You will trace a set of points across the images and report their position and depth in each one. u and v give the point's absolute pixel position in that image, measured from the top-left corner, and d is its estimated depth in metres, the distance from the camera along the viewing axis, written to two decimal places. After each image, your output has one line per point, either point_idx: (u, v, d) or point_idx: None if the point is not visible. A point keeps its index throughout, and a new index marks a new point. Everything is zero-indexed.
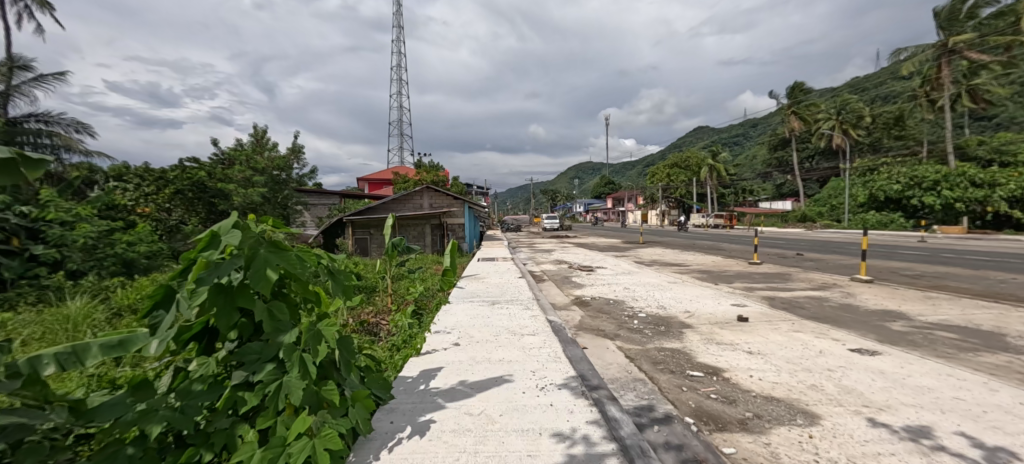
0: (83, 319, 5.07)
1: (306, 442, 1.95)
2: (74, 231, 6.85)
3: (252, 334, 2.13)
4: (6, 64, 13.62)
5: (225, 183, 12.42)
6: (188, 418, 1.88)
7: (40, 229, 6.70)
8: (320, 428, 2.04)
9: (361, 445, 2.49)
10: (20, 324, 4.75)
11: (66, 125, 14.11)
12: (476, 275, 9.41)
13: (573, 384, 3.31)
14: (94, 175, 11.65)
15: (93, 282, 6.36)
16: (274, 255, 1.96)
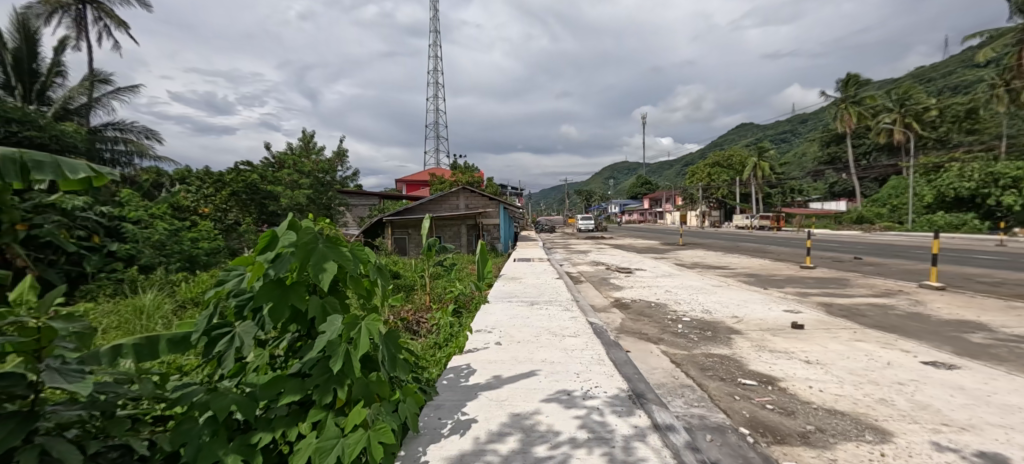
0: (154, 309, 5.45)
1: (362, 434, 2.02)
2: (148, 230, 7.41)
3: (309, 327, 2.26)
4: (88, 79, 14.98)
5: (275, 186, 13.15)
6: (255, 402, 2.02)
7: (116, 227, 7.36)
8: (375, 421, 2.10)
9: (411, 439, 2.57)
10: (101, 314, 5.17)
11: (137, 133, 15.30)
12: (513, 276, 9.41)
13: (572, 392, 3.20)
14: (161, 178, 12.58)
15: (162, 276, 6.82)
16: (328, 250, 2.10)
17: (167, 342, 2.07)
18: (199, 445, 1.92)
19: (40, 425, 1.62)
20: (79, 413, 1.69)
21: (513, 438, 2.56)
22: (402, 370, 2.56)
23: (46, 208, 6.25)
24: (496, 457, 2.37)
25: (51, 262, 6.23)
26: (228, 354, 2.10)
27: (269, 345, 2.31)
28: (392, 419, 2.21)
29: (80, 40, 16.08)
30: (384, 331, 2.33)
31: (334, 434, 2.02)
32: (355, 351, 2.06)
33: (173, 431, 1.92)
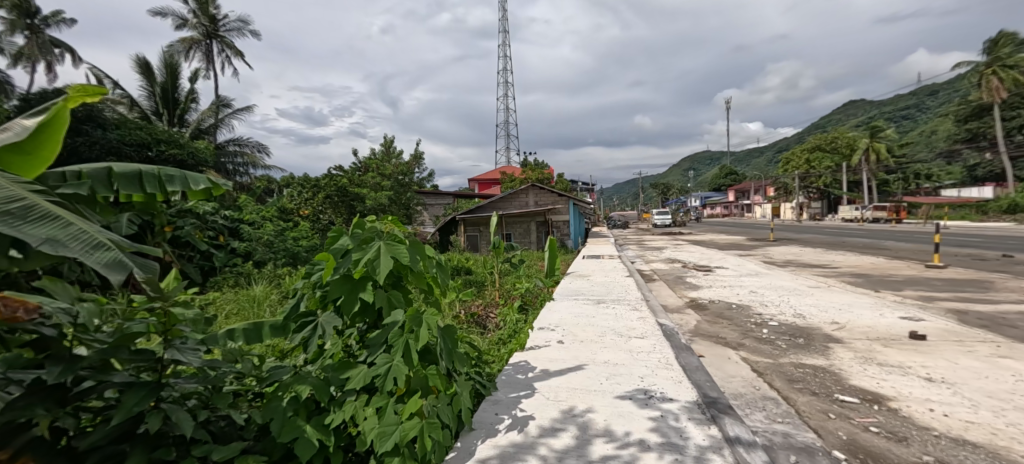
0: (264, 298, 6.05)
1: (418, 423, 2.00)
2: (262, 230, 8.29)
3: (375, 319, 2.30)
4: (216, 103, 17.32)
5: (360, 187, 13.89)
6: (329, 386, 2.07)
7: (237, 228, 8.40)
8: (431, 412, 2.08)
9: (467, 432, 2.54)
10: (224, 302, 5.83)
11: (252, 148, 17.34)
12: (582, 273, 9.16)
13: (633, 395, 2.97)
14: (272, 186, 14.14)
15: (271, 270, 7.54)
16: (389, 246, 2.14)
17: (268, 328, 2.22)
18: (284, 419, 1.93)
19: (167, 392, 1.77)
20: (197, 386, 1.83)
21: (567, 434, 2.47)
22: (461, 365, 2.54)
23: (186, 213, 7.34)
24: (548, 453, 2.29)
25: (190, 258, 7.27)
26: (311, 339, 2.20)
27: (342, 334, 2.38)
28: (447, 413, 2.18)
29: (210, 70, 18.66)
30: (442, 325, 2.33)
31: (394, 419, 1.98)
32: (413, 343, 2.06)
33: (263, 406, 1.96)
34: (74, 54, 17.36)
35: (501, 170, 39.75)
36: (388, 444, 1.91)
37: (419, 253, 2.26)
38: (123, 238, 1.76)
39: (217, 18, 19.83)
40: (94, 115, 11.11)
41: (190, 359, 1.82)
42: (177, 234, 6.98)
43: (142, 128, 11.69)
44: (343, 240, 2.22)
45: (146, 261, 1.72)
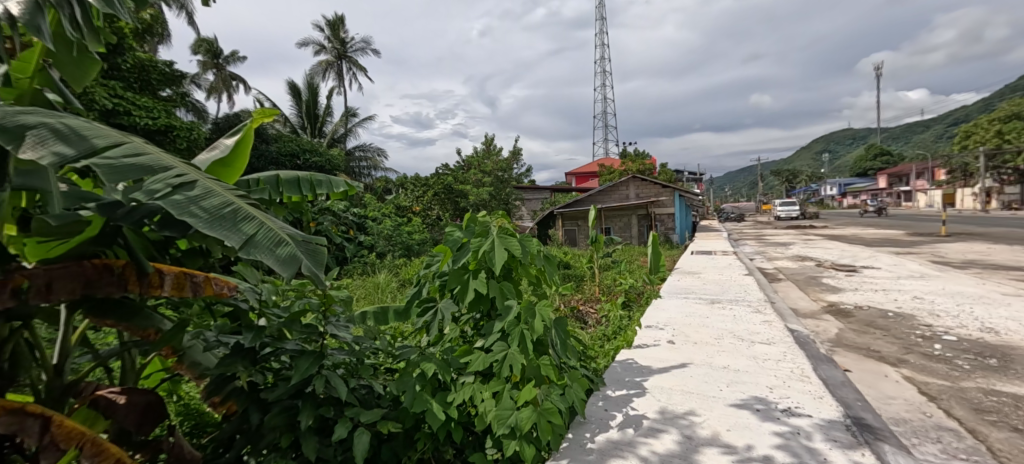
0: (385, 285, 6.60)
1: (532, 411, 1.97)
2: (382, 225, 9.10)
3: (489, 308, 2.32)
4: (345, 114, 19.55)
5: (464, 185, 14.50)
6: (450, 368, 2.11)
7: (363, 223, 9.35)
8: (544, 401, 2.05)
9: (577, 424, 2.50)
10: (354, 287, 6.47)
11: (374, 153, 19.32)
12: (692, 270, 8.51)
13: (759, 406, 2.65)
14: (389, 186, 15.49)
15: (390, 260, 8.23)
16: (503, 240, 2.15)
17: (393, 313, 2.34)
18: (414, 393, 1.97)
19: (326, 362, 1.95)
20: (346, 357, 1.99)
21: (670, 437, 2.31)
22: (571, 358, 2.48)
23: (324, 212, 8.34)
24: (650, 454, 2.16)
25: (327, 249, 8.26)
26: (431, 324, 2.28)
27: (458, 321, 2.44)
28: (562, 403, 2.13)
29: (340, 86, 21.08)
30: (555, 317, 2.29)
31: (510, 404, 1.98)
32: (529, 332, 2.05)
33: (397, 381, 2.03)
34: (243, 81, 20.99)
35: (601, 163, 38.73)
36: (506, 426, 1.92)
37: (529, 247, 2.25)
38: (298, 232, 1.70)
39: (346, 40, 22.42)
40: (258, 131, 13.32)
41: (342, 334, 2.03)
42: (319, 229, 7.97)
43: (293, 140, 13.70)
44: (458, 232, 2.30)
45: (315, 252, 1.63)
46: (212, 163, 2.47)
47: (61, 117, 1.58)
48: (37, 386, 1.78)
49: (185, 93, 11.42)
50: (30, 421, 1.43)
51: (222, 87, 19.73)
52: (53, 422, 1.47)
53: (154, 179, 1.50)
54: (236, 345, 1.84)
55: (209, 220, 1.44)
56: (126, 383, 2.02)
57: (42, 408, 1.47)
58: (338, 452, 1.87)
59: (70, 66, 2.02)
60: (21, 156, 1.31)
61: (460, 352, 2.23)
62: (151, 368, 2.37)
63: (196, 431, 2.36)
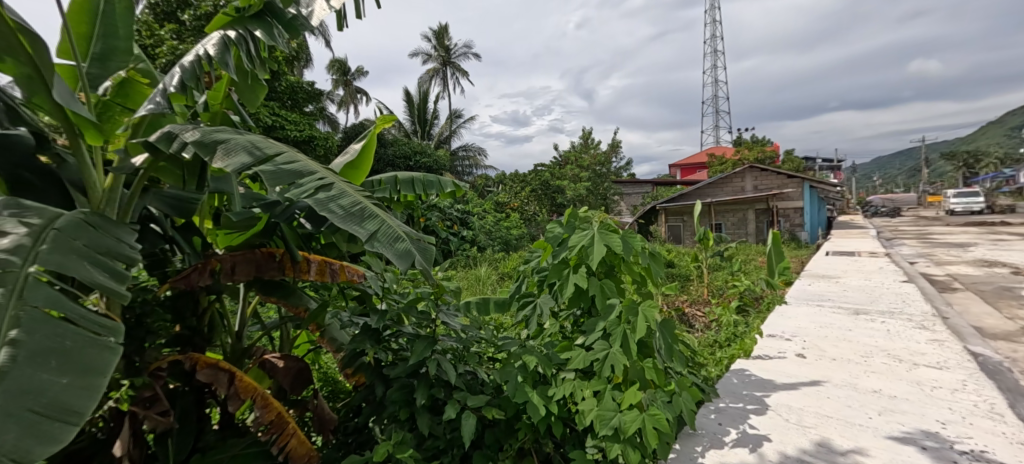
0: (486, 277, 6.90)
1: (637, 414, 1.88)
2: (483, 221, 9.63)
3: (589, 306, 2.28)
4: (450, 116, 20.77)
5: (562, 180, 14.52)
6: (551, 363, 2.08)
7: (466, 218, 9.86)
8: (650, 406, 1.96)
9: (686, 435, 2.37)
10: (458, 278, 6.86)
11: (475, 152, 20.28)
12: (829, 274, 7.47)
13: (925, 443, 2.25)
14: (491, 185, 16.10)
15: (491, 255, 8.59)
16: (603, 235, 2.10)
17: (494, 304, 2.41)
18: (517, 383, 1.96)
19: (438, 346, 2.06)
20: (454, 344, 2.08)
21: None
22: (678, 363, 2.33)
23: (432, 208, 8.94)
24: None
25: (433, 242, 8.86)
26: (531, 318, 2.29)
27: (557, 317, 2.43)
28: (667, 410, 2.01)
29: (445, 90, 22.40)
30: (660, 318, 2.18)
31: (613, 405, 1.92)
32: (632, 333, 1.98)
33: (500, 369, 2.02)
34: (365, 93, 23.37)
35: (712, 153, 35.74)
36: (608, 427, 1.86)
37: (633, 243, 2.15)
38: (412, 230, 1.80)
39: (450, 47, 23.73)
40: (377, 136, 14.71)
41: (452, 321, 2.16)
42: (428, 225, 8.56)
43: (406, 144, 14.91)
44: (558, 228, 2.26)
45: (426, 250, 1.72)
46: (343, 166, 2.79)
47: (245, 134, 1.84)
48: (225, 347, 2.20)
49: (321, 108, 13.08)
50: (221, 374, 1.79)
51: (348, 100, 22.17)
52: (236, 377, 1.82)
53: (306, 181, 1.69)
54: (365, 326, 2.04)
55: (343, 217, 1.59)
56: (284, 350, 2.42)
57: (230, 364, 1.84)
58: (447, 431, 1.99)
59: (247, 92, 2.42)
60: (215, 165, 1.59)
61: (560, 348, 2.21)
62: (302, 339, 2.77)
63: (334, 396, 2.77)
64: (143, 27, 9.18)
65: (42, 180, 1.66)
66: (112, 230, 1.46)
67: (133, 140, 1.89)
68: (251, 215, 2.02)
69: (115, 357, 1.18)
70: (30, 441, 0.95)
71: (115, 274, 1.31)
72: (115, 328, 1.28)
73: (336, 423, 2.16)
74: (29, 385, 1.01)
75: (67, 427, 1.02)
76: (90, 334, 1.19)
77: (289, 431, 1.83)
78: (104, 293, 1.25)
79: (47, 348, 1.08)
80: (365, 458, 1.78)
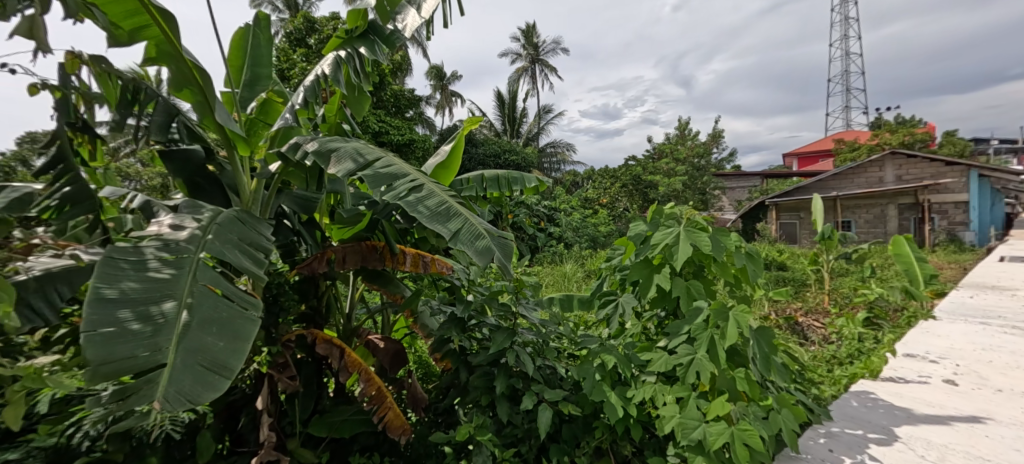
0: (572, 274, 6.94)
1: (724, 427, 1.69)
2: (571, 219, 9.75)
3: (675, 308, 2.13)
4: (540, 114, 21.10)
5: (654, 175, 13.91)
6: (630, 364, 1.96)
7: (553, 215, 9.98)
8: (740, 420, 1.74)
9: (786, 457, 2.19)
10: (544, 274, 7.00)
11: (564, 148, 20.31)
12: (1001, 286, 6.24)
13: None
14: (581, 181, 16.02)
15: (577, 252, 8.63)
16: (690, 234, 1.92)
17: (577, 302, 2.47)
18: (594, 381, 1.90)
19: (518, 338, 2.18)
20: (535, 338, 2.18)
21: None
22: (778, 377, 2.02)
23: (520, 205, 9.18)
24: None
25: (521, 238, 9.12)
26: (612, 317, 2.22)
27: (640, 317, 2.31)
28: (763, 428, 1.75)
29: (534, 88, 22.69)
30: (756, 325, 1.94)
31: (697, 415, 1.74)
32: (722, 340, 1.77)
33: (577, 366, 1.97)
34: (459, 95, 24.56)
35: (836, 140, 31.60)
36: (691, 439, 1.68)
37: (725, 243, 1.95)
38: (493, 227, 1.94)
39: (538, 45, 23.98)
40: (469, 137, 15.41)
41: (531, 315, 2.26)
42: (514, 221, 8.82)
43: (496, 143, 15.46)
44: (642, 225, 2.12)
45: (505, 246, 1.85)
46: (435, 167, 3.04)
47: (353, 142, 2.13)
48: (338, 327, 2.55)
49: (420, 113, 14.06)
50: (334, 349, 2.10)
51: (443, 103, 23.50)
52: (345, 352, 2.11)
53: (400, 183, 1.91)
54: (451, 315, 2.22)
55: (430, 216, 1.78)
56: (386, 333, 2.74)
57: (341, 341, 2.14)
58: (525, 421, 2.08)
59: (356, 103, 2.72)
60: (329, 171, 1.88)
61: (641, 349, 2.08)
62: (399, 325, 3.10)
63: (426, 378, 3.05)
64: (281, 54, 10.83)
65: (209, 182, 2.09)
66: (255, 225, 1.79)
67: (270, 150, 2.27)
68: (358, 213, 2.34)
69: (256, 327, 1.42)
70: (200, 387, 1.20)
71: (257, 261, 1.59)
72: (254, 304, 1.55)
73: (427, 402, 2.38)
74: (199, 344, 1.27)
75: (223, 379, 1.25)
76: (238, 308, 1.45)
77: (387, 404, 2.08)
78: (248, 276, 1.53)
79: (211, 315, 1.35)
80: (449, 437, 1.94)
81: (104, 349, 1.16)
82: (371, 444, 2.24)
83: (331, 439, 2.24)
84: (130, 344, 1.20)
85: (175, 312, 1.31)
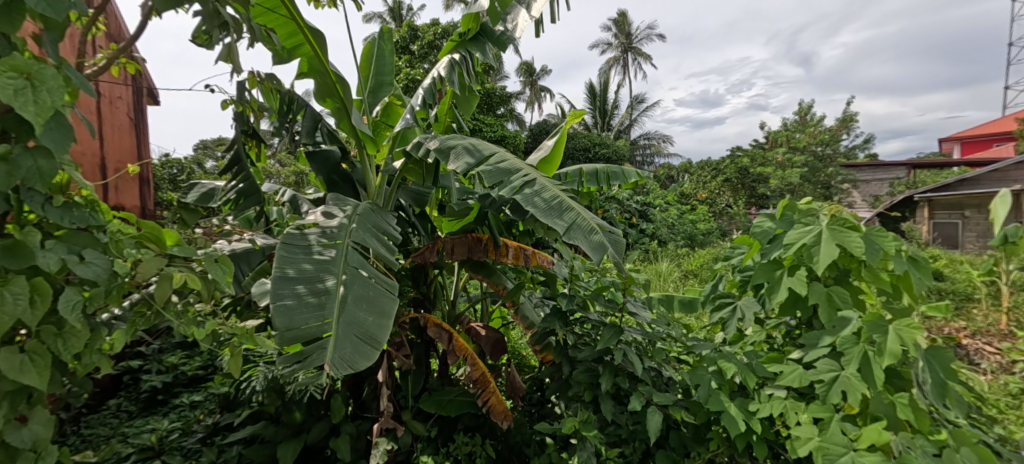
0: (667, 274, 6.59)
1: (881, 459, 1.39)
2: (667, 214, 9.28)
3: (812, 317, 1.88)
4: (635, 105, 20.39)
5: (765, 166, 12.47)
6: (756, 374, 1.80)
7: (646, 211, 9.58)
8: (903, 453, 1.41)
9: None
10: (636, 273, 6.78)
11: (659, 139, 19.39)
12: None
13: None
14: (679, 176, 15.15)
15: (672, 250, 8.21)
16: (835, 234, 1.68)
17: (679, 303, 2.40)
18: (710, 389, 1.79)
19: (624, 336, 2.15)
20: (642, 337, 2.14)
21: None
22: (955, 409, 1.59)
23: (611, 200, 8.97)
24: None
25: None
26: (728, 322, 2.07)
27: (763, 323, 2.08)
28: None
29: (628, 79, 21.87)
30: (926, 342, 1.58)
31: (845, 440, 1.48)
32: (879, 358, 1.51)
33: (690, 371, 1.89)
34: (549, 90, 24.59)
35: (1013, 120, 25.80)
36: None
37: (881, 244, 1.67)
38: (603, 222, 1.93)
39: (631, 33, 23.06)
40: None
41: (640, 314, 2.19)
42: (605, 217, 8.64)
43: (586, 136, 15.25)
44: (769, 222, 1.91)
45: (617, 242, 1.84)
46: (537, 162, 3.10)
47: (468, 139, 2.25)
48: (445, 314, 2.72)
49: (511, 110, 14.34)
50: (444, 333, 2.26)
51: (533, 100, 23.74)
52: (453, 336, 2.26)
53: (515, 178, 1.99)
54: (555, 308, 2.26)
55: (545, 210, 1.84)
56: (486, 322, 2.88)
57: (450, 326, 2.29)
58: (630, 422, 2.05)
59: (465, 102, 2.86)
60: (450, 168, 2.02)
61: (767, 359, 1.86)
62: (497, 315, 3.22)
63: (521, 368, 3.14)
64: None
65: (343, 179, 2.37)
66: (383, 216, 2.00)
67: (394, 149, 2.48)
68: (467, 206, 2.45)
69: (396, 303, 1.62)
70: (358, 356, 1.37)
71: (390, 249, 1.78)
72: (391, 285, 1.74)
73: (524, 391, 2.46)
74: (356, 319, 1.46)
75: (373, 350, 1.42)
76: (380, 288, 1.64)
77: (490, 389, 2.18)
78: (383, 262, 1.71)
79: (361, 293, 1.54)
80: (555, 428, 1.98)
81: (287, 318, 1.37)
82: (473, 425, 2.36)
83: (438, 416, 2.40)
84: (307, 314, 1.40)
85: (336, 288, 1.52)
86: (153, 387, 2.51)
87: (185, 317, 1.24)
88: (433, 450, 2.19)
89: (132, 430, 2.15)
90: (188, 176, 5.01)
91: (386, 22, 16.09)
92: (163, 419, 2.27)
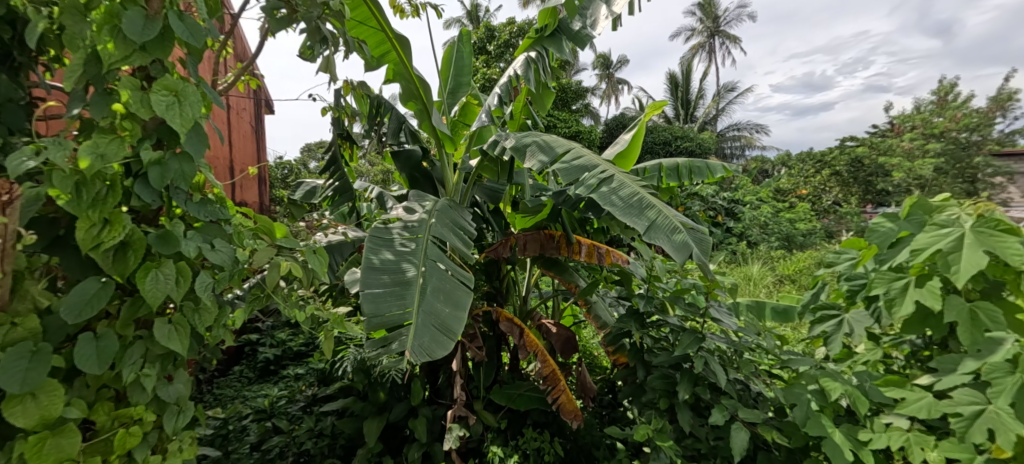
0: (760, 279, 6.08)
1: None
2: (758, 213, 8.57)
3: (948, 335, 1.63)
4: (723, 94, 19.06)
5: (889, 156, 10.81)
6: (869, 398, 1.60)
7: (734, 209, 8.94)
8: None
9: None
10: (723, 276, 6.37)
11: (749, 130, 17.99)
12: None
13: None
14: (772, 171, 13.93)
15: (764, 252, 7.58)
16: (979, 239, 1.45)
17: (771, 311, 2.24)
18: (809, 410, 1.65)
19: (706, 344, 2.04)
20: (726, 346, 2.01)
21: None
22: None
23: (694, 197, 8.50)
24: None
25: None
26: (832, 337, 1.88)
27: (883, 340, 1.84)
28: None
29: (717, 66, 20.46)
30: None
31: None
32: None
33: (784, 389, 1.75)
34: (629, 83, 23.78)
35: None
36: None
37: None
38: (686, 219, 1.85)
39: (720, 16, 21.53)
40: None
41: (726, 322, 2.06)
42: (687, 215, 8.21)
43: (667, 130, 14.59)
44: (890, 223, 1.70)
45: (702, 241, 1.76)
46: (615, 157, 3.03)
47: (543, 136, 2.26)
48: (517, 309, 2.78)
49: (587, 104, 14.15)
50: (515, 327, 2.30)
51: (611, 93, 23.15)
52: (524, 332, 2.29)
53: (590, 175, 1.98)
54: (630, 310, 2.21)
55: (623, 208, 1.80)
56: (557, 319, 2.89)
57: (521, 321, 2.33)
58: (711, 436, 1.94)
59: (542, 99, 2.88)
60: (527, 166, 2.04)
61: (886, 381, 1.65)
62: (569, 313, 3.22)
63: (593, 367, 3.12)
64: None
65: (424, 177, 2.51)
66: (461, 213, 2.07)
67: (471, 147, 2.57)
68: (540, 203, 2.46)
69: (470, 298, 1.68)
70: (434, 346, 1.45)
71: (466, 244, 1.85)
72: (467, 281, 1.80)
73: (595, 392, 2.44)
74: (433, 310, 1.54)
75: (446, 342, 1.48)
76: (455, 283, 1.70)
77: (560, 386, 2.19)
78: (459, 257, 1.79)
79: (439, 286, 1.63)
80: (628, 434, 1.94)
81: (374, 307, 1.49)
82: (542, 422, 2.39)
83: (508, 409, 2.45)
84: (390, 303, 1.51)
85: (418, 281, 1.61)
86: (267, 358, 2.87)
87: (290, 301, 1.39)
88: (503, 441, 2.23)
89: (250, 393, 2.50)
90: (295, 175, 5.62)
91: (466, 24, 16.65)
92: (274, 386, 2.60)
